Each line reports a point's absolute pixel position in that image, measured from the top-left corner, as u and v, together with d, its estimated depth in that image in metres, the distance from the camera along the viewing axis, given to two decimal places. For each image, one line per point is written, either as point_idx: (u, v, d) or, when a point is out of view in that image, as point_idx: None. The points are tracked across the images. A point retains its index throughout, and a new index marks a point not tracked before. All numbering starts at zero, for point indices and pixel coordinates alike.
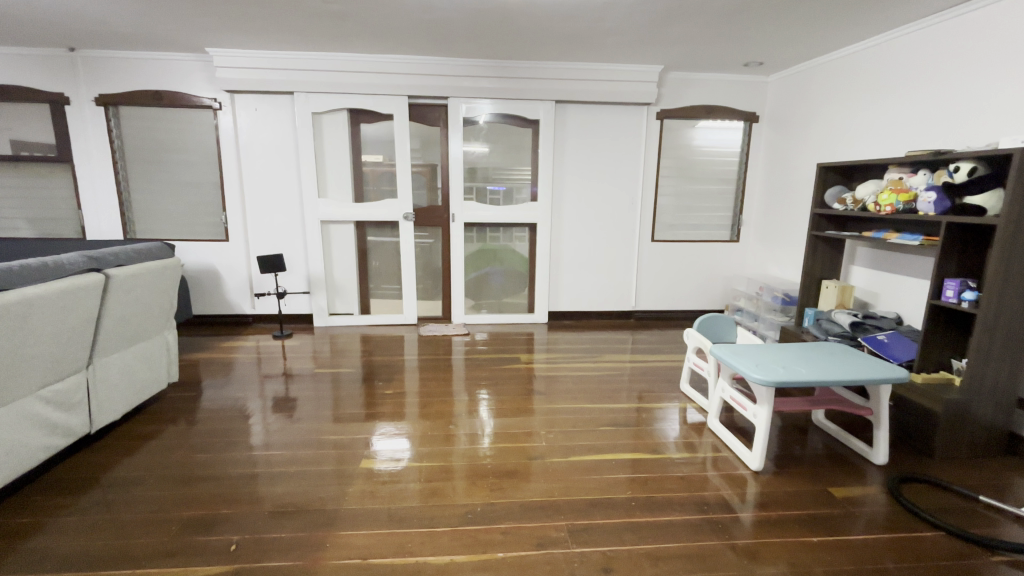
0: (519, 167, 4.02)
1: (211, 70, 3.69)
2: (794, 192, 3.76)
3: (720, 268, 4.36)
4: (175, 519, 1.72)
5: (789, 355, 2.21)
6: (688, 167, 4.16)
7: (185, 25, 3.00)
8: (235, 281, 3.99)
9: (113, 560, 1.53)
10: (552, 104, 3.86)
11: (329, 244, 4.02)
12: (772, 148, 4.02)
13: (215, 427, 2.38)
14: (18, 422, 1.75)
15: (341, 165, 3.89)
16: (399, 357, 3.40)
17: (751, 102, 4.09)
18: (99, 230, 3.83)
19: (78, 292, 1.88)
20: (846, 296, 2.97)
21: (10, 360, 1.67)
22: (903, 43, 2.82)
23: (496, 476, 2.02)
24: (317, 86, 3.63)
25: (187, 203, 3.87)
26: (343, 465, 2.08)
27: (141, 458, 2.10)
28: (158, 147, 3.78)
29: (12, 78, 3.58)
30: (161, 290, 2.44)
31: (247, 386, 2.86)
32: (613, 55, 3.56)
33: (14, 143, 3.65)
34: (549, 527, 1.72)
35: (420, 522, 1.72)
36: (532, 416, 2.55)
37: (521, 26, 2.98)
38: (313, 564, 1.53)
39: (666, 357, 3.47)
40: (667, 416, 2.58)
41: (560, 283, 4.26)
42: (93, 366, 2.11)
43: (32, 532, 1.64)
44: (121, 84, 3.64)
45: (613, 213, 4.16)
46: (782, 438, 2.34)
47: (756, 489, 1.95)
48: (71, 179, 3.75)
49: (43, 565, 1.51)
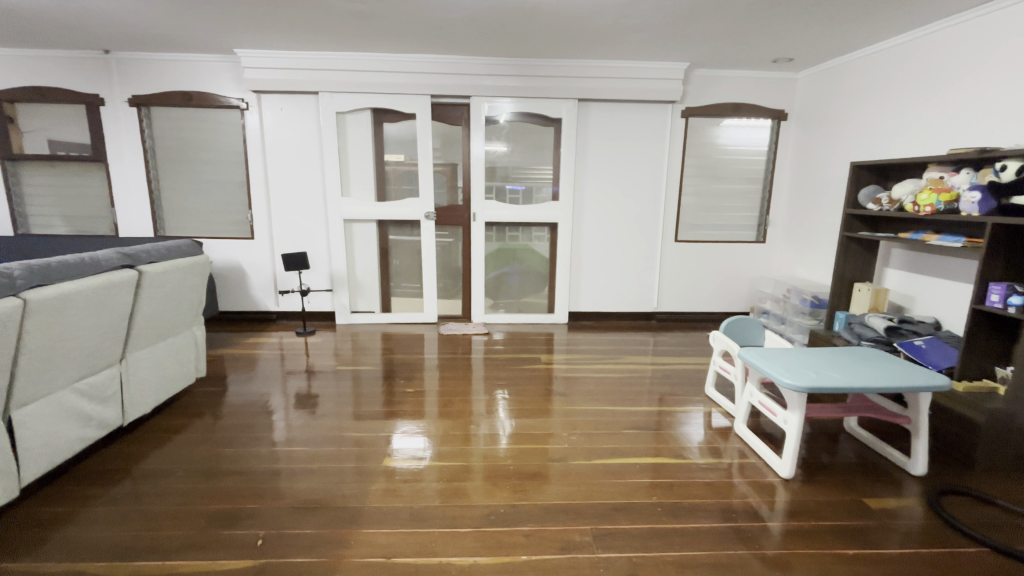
0: (540, 166, 4.00)
1: (239, 71, 3.75)
2: (823, 193, 3.66)
3: (744, 269, 4.26)
4: (201, 512, 1.75)
5: (819, 360, 2.14)
6: (713, 166, 4.07)
7: (213, 26, 3.05)
8: (260, 279, 4.07)
9: (142, 551, 1.56)
10: (574, 104, 3.83)
11: (351, 243, 4.05)
12: (801, 148, 3.92)
13: (239, 423, 2.42)
14: (55, 414, 1.81)
15: (363, 164, 3.92)
16: (419, 356, 3.40)
17: (780, 100, 3.99)
18: (129, 227, 3.93)
19: (111, 288, 1.92)
20: (880, 300, 2.85)
21: (49, 353, 1.72)
22: (931, 43, 2.77)
23: (519, 478, 2.00)
24: (340, 86, 3.66)
25: (215, 201, 3.95)
26: (363, 463, 2.08)
27: (170, 451, 2.14)
28: (188, 148, 3.86)
29: (50, 79, 3.70)
30: (191, 287, 2.49)
31: (269, 382, 2.90)
32: (637, 52, 3.50)
33: (51, 143, 3.79)
34: (573, 531, 1.69)
35: (442, 523, 1.72)
36: (551, 417, 2.53)
37: (543, 24, 2.95)
38: (336, 562, 1.53)
39: (688, 359, 3.41)
40: (691, 420, 2.53)
41: (580, 283, 4.22)
42: (126, 360, 2.16)
43: (65, 520, 1.69)
44: (152, 85, 3.73)
45: (634, 214, 4.10)
46: (812, 446, 2.27)
47: (786, 498, 1.89)
48: (105, 178, 3.86)
49: (75, 552, 1.55)
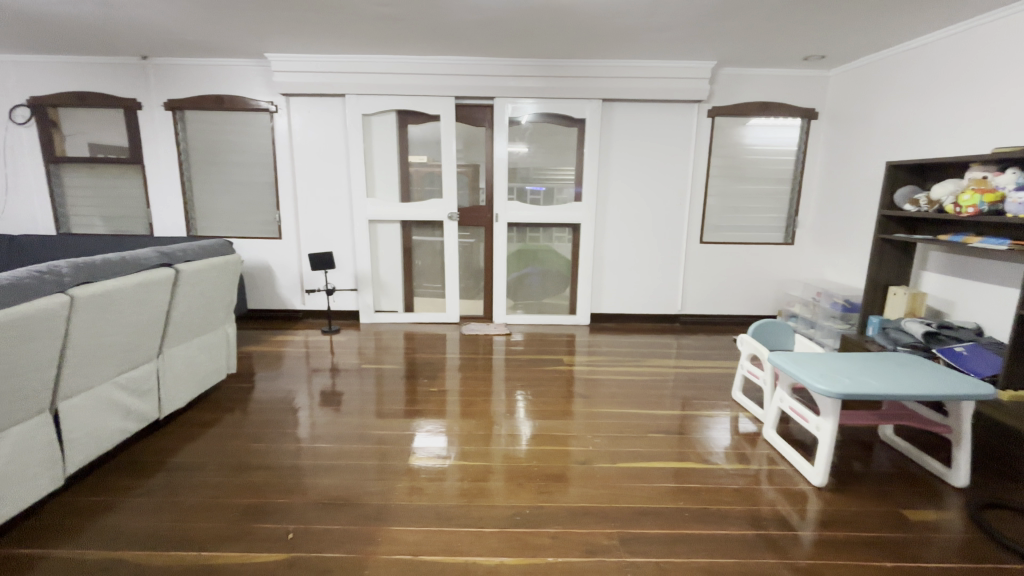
0: (563, 167, 3.98)
1: (269, 75, 3.84)
2: (855, 194, 3.56)
3: (771, 271, 4.16)
4: (233, 505, 1.79)
5: (854, 366, 2.07)
6: (739, 167, 4.00)
7: (246, 31, 3.13)
8: (287, 278, 4.15)
9: (177, 541, 1.61)
10: (598, 104, 3.80)
11: (375, 243, 4.11)
12: (832, 147, 3.82)
13: (268, 419, 2.47)
14: (97, 406, 1.88)
15: (388, 165, 3.97)
16: (441, 355, 3.42)
17: (811, 99, 3.89)
18: (163, 226, 4.06)
19: (151, 285, 1.99)
20: (916, 305, 2.77)
21: (93, 348, 1.79)
22: (970, 40, 2.69)
23: (543, 479, 1.99)
24: (367, 89, 3.72)
25: (244, 202, 4.05)
26: (385, 461, 2.11)
27: (202, 445, 2.20)
28: (220, 150, 3.97)
29: (92, 84, 3.85)
30: (224, 285, 2.57)
31: (295, 379, 2.96)
32: (663, 51, 3.46)
33: (91, 146, 3.95)
34: (599, 534, 1.68)
35: (467, 522, 1.72)
36: (572, 419, 2.52)
37: (570, 25, 2.95)
38: (365, 558, 1.55)
39: (713, 363, 3.35)
40: (716, 425, 2.48)
41: (602, 284, 4.19)
42: (162, 356, 2.23)
43: (105, 509, 1.75)
44: (187, 89, 3.85)
45: (658, 214, 4.05)
46: (845, 454, 2.21)
47: (818, 507, 1.84)
48: (141, 180, 4.00)
49: (113, 541, 1.60)
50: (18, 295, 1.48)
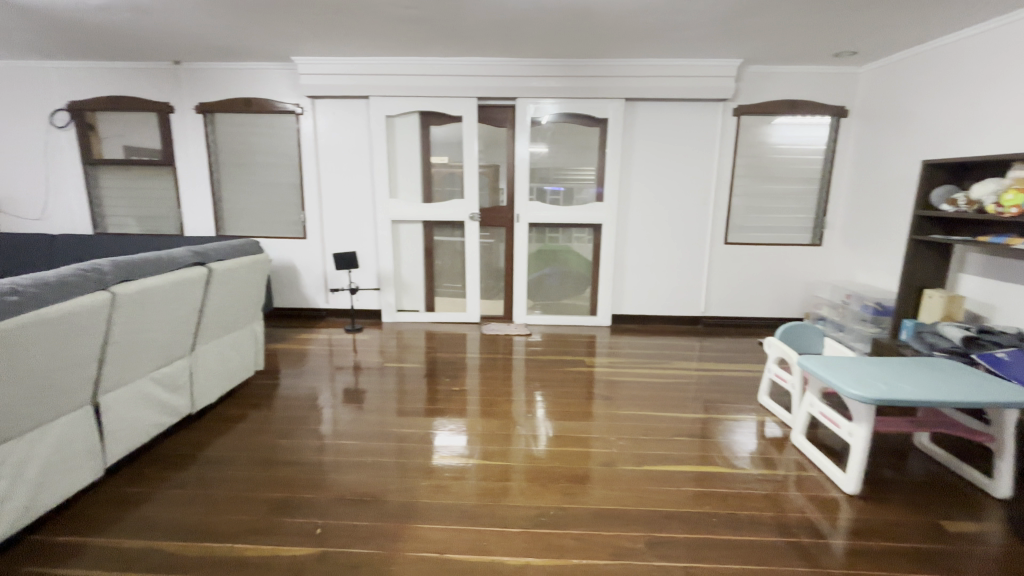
0: (584, 167, 3.97)
1: (295, 78, 3.92)
2: (887, 193, 3.46)
3: (798, 273, 4.07)
4: (262, 499, 1.83)
5: (889, 371, 2.01)
6: (765, 166, 3.92)
7: (275, 35, 3.19)
8: (311, 277, 4.23)
9: (210, 533, 1.65)
10: (621, 103, 3.77)
11: (398, 243, 4.15)
12: (864, 146, 3.71)
13: (294, 415, 2.52)
14: (135, 400, 1.94)
15: (411, 166, 4.01)
16: (461, 355, 3.44)
17: (841, 96, 3.80)
18: (193, 226, 4.18)
19: (186, 283, 2.05)
20: (954, 307, 2.67)
21: (131, 344, 1.84)
22: (1011, 33, 2.59)
23: (566, 480, 1.98)
24: (390, 91, 3.76)
25: (271, 202, 4.13)
26: (405, 458, 2.13)
27: (232, 439, 2.26)
28: (247, 152, 4.06)
29: (127, 89, 3.98)
30: (253, 284, 2.62)
31: (320, 376, 3.01)
32: (687, 50, 3.42)
33: (126, 148, 4.08)
34: (625, 537, 1.67)
35: (492, 522, 1.73)
36: (593, 420, 2.51)
37: (594, 24, 2.94)
38: (393, 554, 1.57)
39: (738, 366, 3.29)
40: (742, 429, 2.44)
41: (624, 285, 4.16)
42: (195, 352, 2.30)
43: (142, 500, 1.81)
44: (217, 93, 3.95)
45: (681, 215, 4.00)
46: (877, 461, 2.15)
47: (850, 515, 1.79)
48: (172, 181, 4.12)
49: (149, 531, 1.65)
50: (63, 292, 1.54)
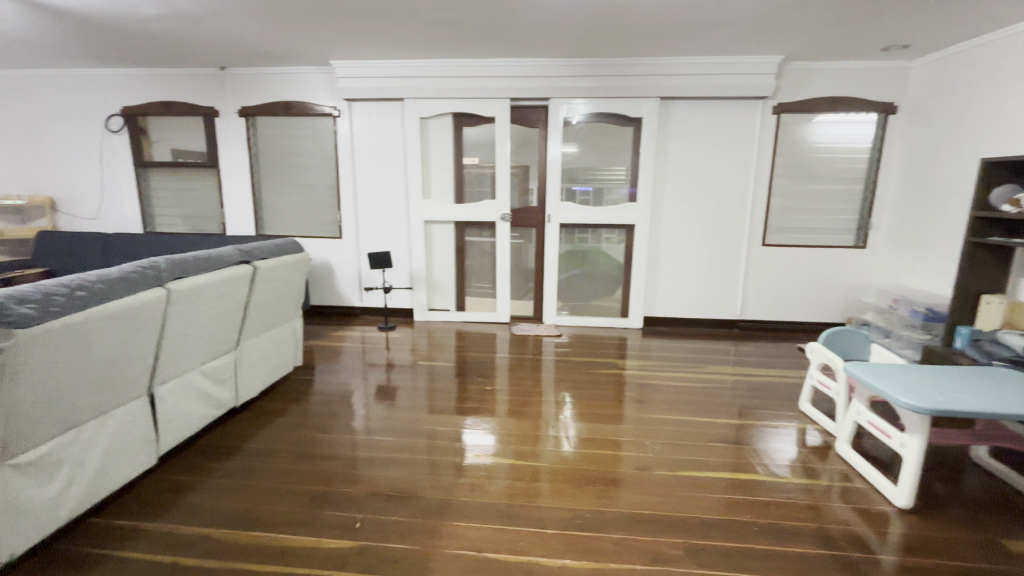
0: (616, 167, 3.92)
1: (333, 81, 4.01)
2: (940, 194, 3.29)
3: (840, 276, 3.92)
4: (303, 491, 1.88)
5: (944, 380, 1.91)
6: (805, 165, 3.79)
7: (315, 40, 3.28)
8: (346, 276, 4.32)
9: (255, 522, 1.71)
10: (656, 102, 3.71)
11: (430, 243, 4.20)
12: (914, 143, 3.54)
13: (330, 410, 2.58)
14: (185, 392, 2.02)
15: (443, 167, 4.05)
16: (491, 354, 3.45)
17: (889, 92, 3.64)
18: (235, 226, 4.34)
19: (233, 281, 2.12)
20: (1015, 316, 2.52)
21: (183, 338, 1.92)
22: None
23: (600, 483, 1.96)
24: (425, 92, 3.82)
25: (308, 203, 4.25)
26: (435, 456, 2.15)
27: (273, 432, 2.33)
28: (286, 153, 4.18)
29: (176, 94, 4.16)
30: (293, 282, 2.70)
31: (354, 373, 3.07)
32: (726, 47, 3.34)
33: (174, 151, 4.27)
34: (662, 542, 1.64)
35: (528, 522, 1.73)
36: (624, 423, 2.47)
37: (631, 23, 2.90)
38: (430, 551, 1.58)
39: (776, 371, 3.19)
40: (782, 436, 2.36)
41: (657, 287, 4.10)
42: (239, 347, 2.38)
43: (190, 488, 1.89)
44: (259, 97, 4.08)
45: (717, 215, 3.91)
46: (930, 474, 2.05)
47: (901, 530, 1.71)
48: (216, 182, 4.28)
49: (198, 518, 1.72)
50: (125, 288, 1.62)
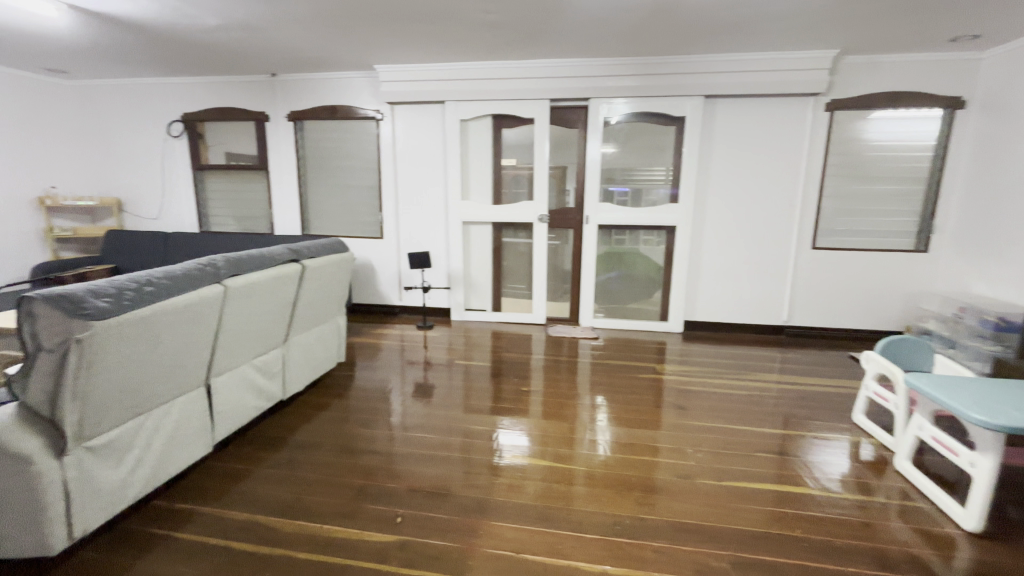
0: (657, 167, 3.84)
1: (376, 85, 4.12)
2: (1015, 194, 3.05)
3: (898, 282, 3.69)
4: (347, 484, 1.94)
5: (1020, 395, 1.77)
6: (861, 164, 3.60)
7: (362, 46, 3.39)
8: (386, 275, 4.43)
9: (303, 512, 1.77)
10: (701, 100, 3.62)
11: (468, 243, 4.25)
12: (984, 140, 3.30)
13: (372, 406, 2.64)
14: (239, 384, 2.12)
15: (482, 168, 4.09)
16: (527, 355, 3.46)
17: (956, 85, 3.40)
18: (282, 226, 4.52)
19: (283, 279, 2.21)
20: None
21: (238, 332, 2.02)
22: None
23: (640, 489, 1.93)
24: (465, 95, 3.86)
25: (351, 204, 4.38)
26: (469, 454, 2.17)
27: (318, 425, 2.41)
28: (331, 156, 4.33)
29: (230, 100, 4.38)
30: (338, 280, 2.79)
31: (393, 371, 3.14)
32: (776, 42, 3.22)
33: (228, 154, 4.49)
34: (707, 554, 1.59)
35: (567, 526, 1.71)
36: (662, 430, 2.41)
37: (676, 20, 2.84)
38: (469, 550, 1.60)
39: (826, 381, 3.04)
40: (834, 449, 2.25)
41: (698, 290, 3.99)
42: (288, 342, 2.48)
43: (243, 476, 1.98)
44: (307, 102, 4.24)
45: (764, 217, 3.77)
46: (1003, 497, 1.89)
47: (971, 555, 1.59)
48: (266, 184, 4.48)
49: (251, 505, 1.80)
50: (188, 284, 1.72)
